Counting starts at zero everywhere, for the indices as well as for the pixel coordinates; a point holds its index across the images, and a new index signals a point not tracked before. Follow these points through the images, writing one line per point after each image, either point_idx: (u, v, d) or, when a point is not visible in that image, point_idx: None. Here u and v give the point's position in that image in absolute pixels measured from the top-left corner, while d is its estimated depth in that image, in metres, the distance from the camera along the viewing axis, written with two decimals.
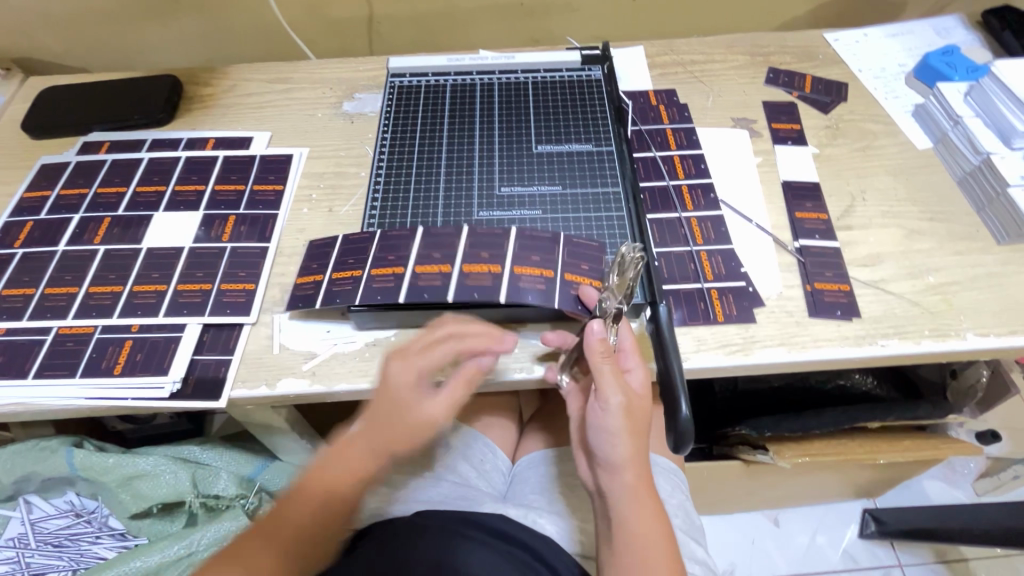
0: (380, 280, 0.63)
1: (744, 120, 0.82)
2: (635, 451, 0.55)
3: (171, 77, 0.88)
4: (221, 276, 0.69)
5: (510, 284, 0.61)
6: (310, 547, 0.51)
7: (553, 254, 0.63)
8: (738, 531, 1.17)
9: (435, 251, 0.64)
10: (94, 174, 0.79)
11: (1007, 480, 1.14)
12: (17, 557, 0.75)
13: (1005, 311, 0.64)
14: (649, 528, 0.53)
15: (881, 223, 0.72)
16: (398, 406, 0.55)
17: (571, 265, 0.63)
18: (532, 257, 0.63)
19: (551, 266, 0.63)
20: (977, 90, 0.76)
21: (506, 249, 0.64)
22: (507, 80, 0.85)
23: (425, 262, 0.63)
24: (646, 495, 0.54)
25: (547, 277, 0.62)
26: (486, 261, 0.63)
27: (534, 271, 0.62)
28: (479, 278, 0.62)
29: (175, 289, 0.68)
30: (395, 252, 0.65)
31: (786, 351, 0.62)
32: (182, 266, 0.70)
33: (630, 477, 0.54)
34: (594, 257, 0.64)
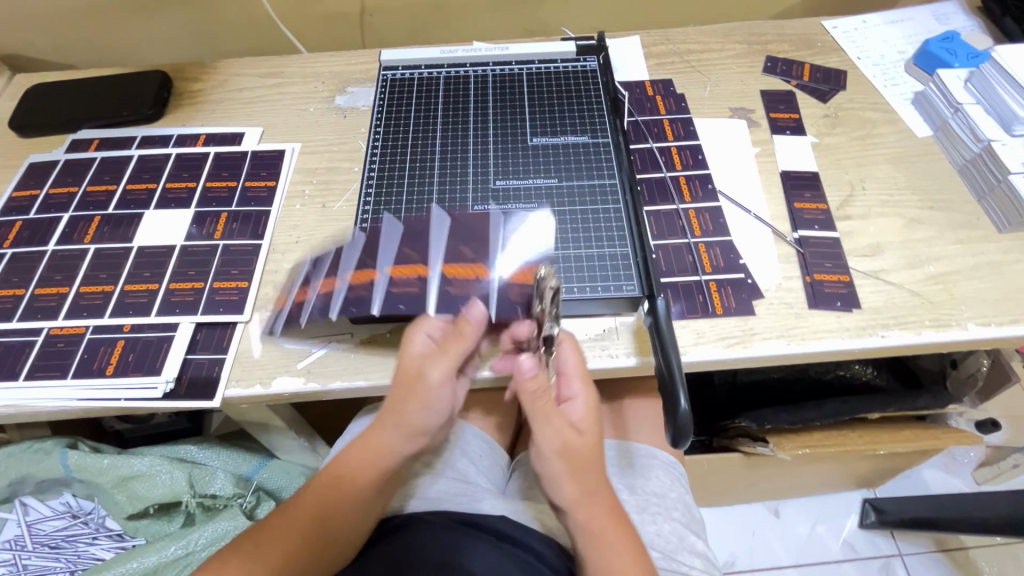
0: (317, 297, 0.63)
1: (742, 110, 0.81)
2: (586, 488, 0.54)
3: (160, 72, 0.86)
4: (214, 274, 0.68)
5: (441, 291, 0.61)
6: (317, 540, 0.55)
7: (485, 248, 0.64)
8: (738, 523, 1.17)
9: (368, 260, 0.64)
10: (83, 172, 0.78)
11: (1007, 469, 1.14)
12: (14, 559, 0.74)
13: (1006, 300, 0.64)
14: (615, 561, 0.52)
15: (881, 213, 0.71)
16: (405, 376, 0.57)
17: (504, 260, 0.63)
18: (465, 254, 0.64)
19: (482, 265, 0.63)
20: (978, 76, 0.75)
21: (438, 252, 0.64)
22: (502, 71, 0.83)
23: (356, 274, 0.63)
24: (607, 528, 0.53)
25: (480, 277, 0.62)
26: (417, 267, 0.63)
27: (466, 273, 0.62)
28: (408, 284, 0.62)
29: (166, 288, 0.67)
30: (331, 268, 0.65)
31: (786, 343, 0.62)
32: (174, 265, 0.69)
33: (585, 517, 0.54)
34: (533, 244, 0.65)
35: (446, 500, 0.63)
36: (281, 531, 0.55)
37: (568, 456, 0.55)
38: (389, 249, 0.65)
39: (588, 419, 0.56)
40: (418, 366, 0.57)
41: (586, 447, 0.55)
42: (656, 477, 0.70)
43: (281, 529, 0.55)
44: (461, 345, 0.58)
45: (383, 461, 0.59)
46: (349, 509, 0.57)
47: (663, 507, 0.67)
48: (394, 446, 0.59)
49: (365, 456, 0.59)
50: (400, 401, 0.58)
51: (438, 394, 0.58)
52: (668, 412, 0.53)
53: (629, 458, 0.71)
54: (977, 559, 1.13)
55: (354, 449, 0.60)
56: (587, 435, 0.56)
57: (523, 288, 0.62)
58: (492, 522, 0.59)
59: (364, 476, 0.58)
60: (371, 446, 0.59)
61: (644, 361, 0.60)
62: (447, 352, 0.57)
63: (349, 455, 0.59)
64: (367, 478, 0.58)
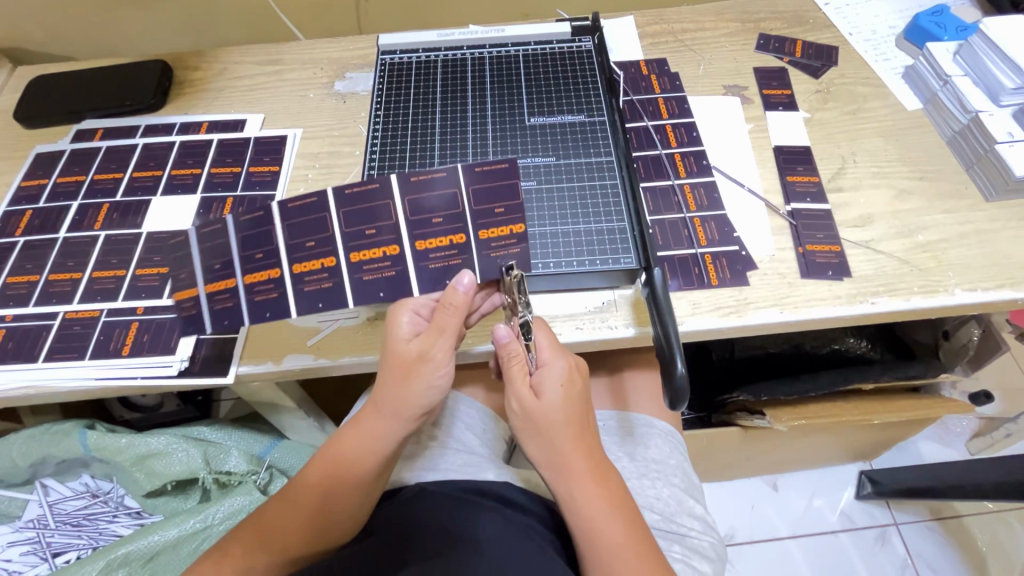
0: (259, 287, 0.61)
1: (735, 87, 0.83)
2: (549, 451, 0.56)
3: (161, 62, 0.87)
4: (241, 262, 0.61)
5: (418, 266, 0.60)
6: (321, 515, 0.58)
7: (455, 207, 0.60)
8: (737, 496, 1.20)
9: (308, 239, 0.60)
10: (90, 162, 0.79)
11: (1000, 439, 1.19)
12: (37, 537, 0.77)
13: (992, 266, 0.66)
14: (588, 515, 0.55)
15: (871, 184, 0.73)
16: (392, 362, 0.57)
17: (478, 215, 0.60)
18: (433, 219, 0.60)
19: (456, 227, 0.60)
20: (967, 49, 0.77)
21: (399, 219, 0.59)
22: (498, 54, 0.85)
23: (299, 258, 0.60)
24: (577, 487, 0.55)
25: (456, 242, 0.60)
26: (379, 241, 0.60)
27: (439, 241, 0.60)
28: (377, 264, 0.60)
29: (203, 290, 0.61)
30: (262, 251, 0.60)
31: (780, 312, 0.64)
32: (197, 256, 0.60)
33: (564, 475, 0.56)
34: (503, 192, 0.60)
35: (455, 470, 0.65)
36: (292, 507, 0.59)
37: (529, 425, 0.56)
38: (331, 225, 0.59)
39: (566, 388, 0.56)
40: (418, 351, 0.56)
41: (552, 412, 0.56)
42: (655, 444, 0.72)
43: (291, 507, 0.59)
44: (454, 320, 0.56)
45: (379, 443, 0.58)
46: (349, 492, 0.58)
47: (662, 473, 0.69)
48: (389, 429, 0.58)
49: (359, 438, 0.59)
50: (398, 390, 0.57)
51: (440, 374, 0.57)
52: (665, 377, 0.56)
53: (629, 427, 0.74)
54: (970, 526, 1.16)
55: (346, 431, 0.60)
56: (551, 400, 0.56)
57: (500, 241, 0.61)
58: (498, 488, 0.62)
59: (359, 457, 0.58)
60: (364, 427, 0.59)
61: (642, 332, 0.63)
62: (444, 333, 0.56)
63: (346, 436, 0.60)
64: (366, 458, 0.58)
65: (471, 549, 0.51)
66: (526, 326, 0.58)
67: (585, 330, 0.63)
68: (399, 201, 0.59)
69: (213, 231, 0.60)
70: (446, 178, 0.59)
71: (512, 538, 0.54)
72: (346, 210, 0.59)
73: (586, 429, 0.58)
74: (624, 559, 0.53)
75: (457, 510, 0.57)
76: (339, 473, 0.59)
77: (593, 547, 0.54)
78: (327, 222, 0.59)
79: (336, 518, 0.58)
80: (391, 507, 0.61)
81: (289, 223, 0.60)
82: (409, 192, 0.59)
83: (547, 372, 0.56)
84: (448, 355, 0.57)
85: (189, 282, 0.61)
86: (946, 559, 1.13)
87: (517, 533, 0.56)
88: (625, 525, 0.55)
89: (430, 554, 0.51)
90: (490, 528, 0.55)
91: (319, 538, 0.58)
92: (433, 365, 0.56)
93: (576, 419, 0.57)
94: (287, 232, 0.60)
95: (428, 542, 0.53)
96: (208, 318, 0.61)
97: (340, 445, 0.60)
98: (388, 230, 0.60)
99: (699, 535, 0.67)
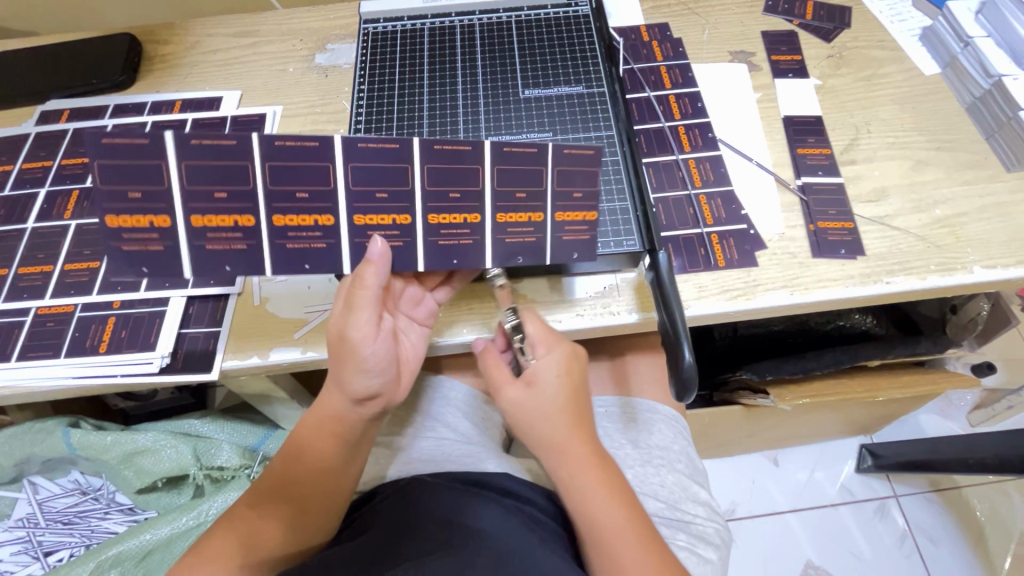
0: (299, 231, 0.52)
1: (742, 54, 0.78)
2: (546, 441, 0.53)
3: (128, 35, 0.81)
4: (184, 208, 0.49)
5: (495, 240, 0.55)
6: (301, 509, 0.55)
7: (540, 184, 0.52)
8: (739, 472, 1.20)
9: (377, 189, 0.51)
10: (57, 146, 0.74)
11: (1001, 411, 1.15)
12: (29, 536, 0.76)
13: (1012, 240, 0.63)
14: (588, 504, 0.52)
15: (886, 155, 0.69)
16: (335, 349, 0.53)
17: (501, 198, 0.53)
18: (516, 193, 0.52)
19: (537, 205, 0.53)
20: (990, 7, 0.73)
21: (484, 187, 0.52)
22: (488, 20, 0.79)
23: (363, 209, 0.51)
24: (577, 472, 0.52)
25: (534, 220, 0.54)
26: (461, 207, 0.53)
27: (518, 216, 0.54)
28: (454, 230, 0.54)
29: (185, 223, 0.50)
30: (309, 191, 0.50)
31: (789, 294, 0.61)
32: (179, 175, 0.47)
33: (568, 458, 0.53)
34: (589, 178, 0.52)
35: (450, 460, 0.63)
36: (269, 506, 0.56)
37: (521, 417, 0.54)
38: (410, 178, 0.50)
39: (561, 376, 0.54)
40: (339, 328, 0.52)
41: (546, 402, 0.54)
42: (658, 430, 0.70)
43: (274, 505, 0.55)
44: (367, 293, 0.51)
45: (341, 426, 0.57)
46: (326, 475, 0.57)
47: (666, 459, 0.67)
48: (339, 409, 0.56)
49: (321, 421, 0.57)
50: (335, 372, 0.54)
51: (366, 351, 0.52)
52: (671, 365, 0.53)
53: (632, 412, 0.71)
54: (970, 497, 1.16)
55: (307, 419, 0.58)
56: (544, 387, 0.54)
57: (574, 228, 0.55)
58: (494, 478, 0.60)
59: (328, 442, 0.57)
60: (321, 409, 0.57)
61: (646, 317, 0.60)
62: (356, 307, 0.51)
63: (310, 422, 0.58)
64: (331, 441, 0.57)
65: (472, 539, 0.48)
66: (519, 330, 0.56)
67: (586, 317, 0.61)
68: (488, 167, 0.51)
69: (230, 147, 0.47)
70: (536, 153, 0.50)
71: (512, 529, 0.52)
72: (430, 163, 0.50)
73: (586, 417, 0.55)
74: (623, 543, 0.50)
75: (452, 500, 0.55)
76: (315, 462, 0.57)
77: (594, 534, 0.51)
78: (406, 173, 0.50)
79: (318, 505, 0.56)
80: (386, 501, 0.58)
81: (356, 165, 0.49)
82: (498, 160, 0.50)
83: (543, 361, 0.54)
84: (372, 329, 0.52)
85: (163, 207, 0.49)
86: (946, 531, 1.13)
87: (517, 526, 0.53)
88: (626, 512, 0.51)
89: (429, 546, 0.48)
90: (491, 518, 0.52)
91: (303, 530, 0.55)
92: (355, 339, 0.52)
93: (575, 407, 0.54)
94: (351, 175, 0.50)
95: (425, 535, 0.50)
96: (186, 258, 0.52)
97: (306, 430, 0.58)
98: (472, 196, 0.52)
99: (705, 521, 0.65)
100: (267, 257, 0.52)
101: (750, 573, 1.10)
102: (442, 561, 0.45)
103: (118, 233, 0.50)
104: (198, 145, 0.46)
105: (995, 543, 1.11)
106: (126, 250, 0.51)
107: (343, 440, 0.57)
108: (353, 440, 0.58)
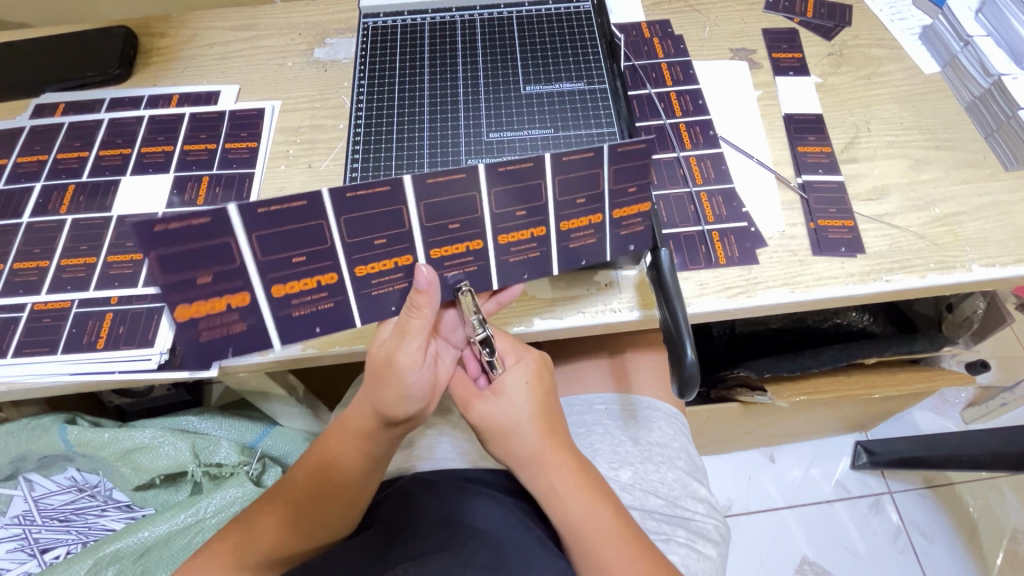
0: (380, 277, 0.52)
1: (744, 51, 0.78)
2: (516, 453, 0.52)
3: (124, 28, 0.80)
4: (258, 272, 0.48)
5: (559, 248, 0.55)
6: (306, 518, 0.54)
7: (598, 186, 0.51)
8: (737, 470, 1.20)
9: (449, 220, 0.50)
10: (52, 140, 0.74)
11: (995, 408, 1.18)
12: (24, 533, 0.75)
13: (1009, 239, 0.63)
14: (571, 511, 0.51)
15: (886, 154, 0.69)
16: (378, 374, 0.51)
17: (561, 207, 0.52)
18: (577, 199, 0.51)
19: (595, 208, 0.52)
20: (990, 6, 0.73)
21: (546, 200, 0.51)
22: (489, 16, 0.79)
23: (438, 242, 0.51)
24: (555, 483, 0.51)
25: (594, 223, 0.53)
26: (526, 223, 0.52)
27: (578, 221, 0.53)
28: (522, 246, 0.54)
29: (267, 295, 0.50)
30: (385, 236, 0.49)
31: (790, 292, 0.61)
32: (253, 248, 0.47)
33: (542, 468, 0.51)
34: (644, 171, 0.50)
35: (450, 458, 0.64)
36: (275, 505, 0.55)
37: (495, 431, 0.52)
38: (479, 205, 0.50)
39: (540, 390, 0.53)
40: (386, 351, 0.50)
41: (515, 412, 0.52)
42: (659, 428, 0.70)
43: (277, 501, 0.56)
44: (422, 323, 0.49)
45: (369, 442, 0.54)
46: (340, 490, 0.55)
47: (666, 457, 0.67)
48: (369, 427, 0.53)
49: (347, 434, 0.54)
50: (372, 392, 0.51)
51: (411, 377, 0.50)
52: (672, 362, 0.54)
53: (632, 410, 0.71)
54: (964, 494, 1.17)
55: (336, 432, 0.56)
56: (513, 398, 0.52)
57: (631, 222, 0.54)
58: (495, 479, 0.61)
59: (351, 454, 0.54)
60: (350, 422, 0.54)
61: (647, 315, 0.60)
62: (407, 333, 0.49)
63: (334, 436, 0.56)
64: (355, 460, 0.54)
65: (474, 538, 0.48)
66: (486, 343, 0.52)
67: (587, 315, 0.61)
68: (549, 180, 0.49)
69: (295, 211, 0.46)
70: (592, 156, 0.48)
71: (514, 527, 0.51)
72: (497, 187, 0.49)
73: (557, 421, 0.53)
74: (612, 549, 0.49)
75: (453, 498, 0.55)
76: (336, 470, 0.55)
77: (579, 540, 0.50)
78: (474, 201, 0.49)
79: (326, 513, 0.54)
80: (385, 502, 0.58)
81: (426, 202, 0.48)
82: (560, 172, 0.49)
83: (510, 371, 0.53)
84: (419, 356, 0.50)
85: (240, 285, 0.48)
86: (940, 527, 1.14)
87: (517, 524, 0.52)
88: (610, 515, 0.51)
89: (429, 545, 0.47)
90: (490, 518, 0.52)
91: (306, 536, 0.54)
92: (402, 365, 0.49)
93: (545, 415, 0.53)
94: (422, 213, 0.49)
95: (424, 533, 0.49)
96: (273, 328, 0.52)
97: (327, 443, 0.56)
98: (534, 211, 0.52)
99: (704, 518, 0.65)
100: (356, 309, 0.53)
101: (747, 570, 1.10)
102: (443, 560, 0.44)
103: (194, 323, 0.49)
104: (253, 217, 0.45)
105: (987, 539, 1.12)
106: (210, 337, 0.51)
107: (366, 461, 0.54)
108: (378, 462, 0.55)
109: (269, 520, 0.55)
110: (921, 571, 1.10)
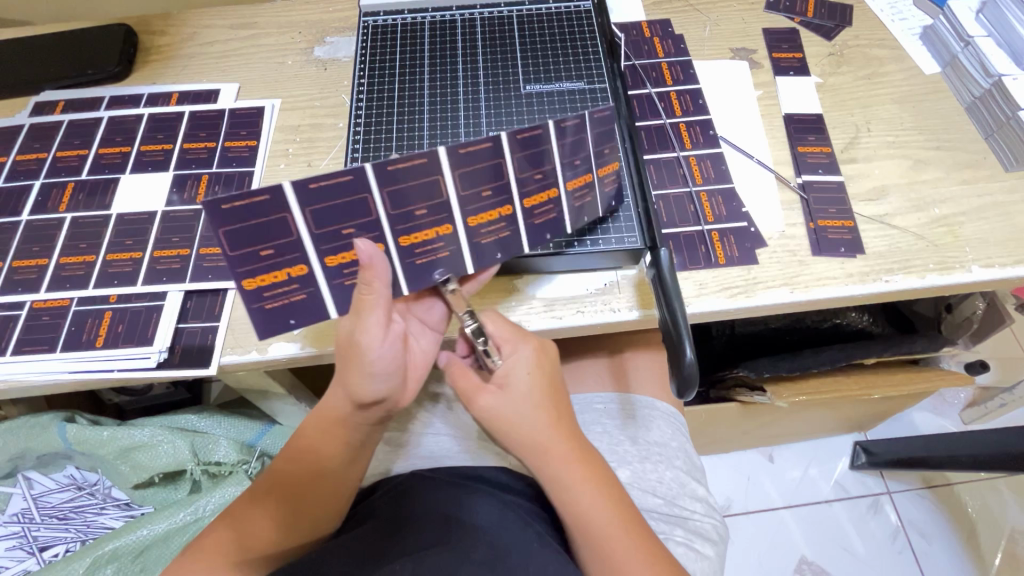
0: (424, 246, 0.53)
1: (744, 51, 0.78)
2: (521, 443, 0.50)
3: (124, 26, 0.80)
4: (313, 243, 0.49)
5: (570, 207, 0.58)
6: (295, 513, 0.54)
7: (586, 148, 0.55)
8: (735, 469, 1.20)
9: (481, 188, 0.52)
10: (51, 137, 0.74)
11: (994, 409, 1.17)
12: (23, 531, 0.76)
13: (1008, 239, 0.63)
14: (577, 502, 0.50)
15: (887, 154, 0.69)
16: (346, 355, 0.49)
17: (566, 169, 0.55)
18: (576, 160, 0.55)
19: (588, 167, 0.56)
20: (991, 7, 0.73)
21: (556, 162, 0.54)
22: (490, 14, 0.78)
23: (474, 210, 0.53)
24: (561, 473, 0.50)
25: (587, 181, 0.57)
26: (543, 186, 0.55)
27: (578, 180, 0.57)
28: (544, 208, 0.56)
29: (323, 265, 0.50)
30: (425, 206, 0.51)
31: (790, 292, 0.61)
32: (306, 221, 0.47)
33: (549, 459, 0.50)
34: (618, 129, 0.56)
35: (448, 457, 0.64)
36: (262, 502, 0.55)
37: (498, 420, 0.51)
38: (505, 171, 0.52)
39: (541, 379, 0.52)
40: (347, 331, 0.49)
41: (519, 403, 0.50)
42: (657, 427, 0.70)
43: (265, 499, 0.55)
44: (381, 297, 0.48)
45: (345, 430, 0.53)
46: (325, 481, 0.55)
47: (665, 456, 0.67)
48: (344, 414, 0.53)
49: (325, 423, 0.54)
50: (342, 375, 0.50)
51: (375, 355, 0.48)
52: (672, 361, 0.53)
53: (630, 409, 0.71)
54: (962, 494, 1.17)
55: (314, 423, 0.55)
56: (518, 389, 0.51)
57: (611, 178, 0.60)
58: (493, 475, 0.61)
59: (331, 444, 0.54)
60: (325, 410, 0.54)
61: (646, 314, 0.60)
62: (365, 311, 0.47)
63: (311, 426, 0.55)
64: (335, 449, 0.54)
65: (471, 534, 0.48)
66: (479, 332, 0.53)
67: (586, 314, 0.61)
68: (555, 144, 0.52)
69: (342, 186, 0.46)
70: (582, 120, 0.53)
71: (512, 523, 0.51)
72: (518, 153, 0.51)
73: (564, 411, 0.52)
74: (616, 539, 0.49)
75: (451, 494, 0.55)
76: (313, 461, 0.55)
77: (583, 530, 0.50)
78: (500, 168, 0.51)
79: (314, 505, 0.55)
80: (382, 499, 0.58)
81: (461, 171, 0.50)
82: (562, 136, 0.52)
83: (512, 360, 0.52)
84: (383, 334, 0.48)
85: (297, 256, 0.49)
86: (938, 527, 1.14)
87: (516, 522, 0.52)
88: (612, 508, 0.51)
89: (426, 541, 0.47)
90: (489, 514, 0.52)
91: (298, 530, 0.54)
92: (364, 344, 0.48)
93: (552, 403, 0.52)
94: (458, 182, 0.50)
95: (422, 529, 0.49)
96: (329, 298, 0.53)
97: (305, 435, 0.55)
98: (548, 173, 0.54)
99: (702, 517, 0.65)
100: (402, 278, 0.54)
101: (745, 570, 1.11)
102: (441, 556, 0.45)
103: (258, 294, 0.50)
104: (306, 191, 0.46)
105: (985, 540, 1.13)
106: (272, 308, 0.51)
107: (347, 448, 0.55)
108: (358, 448, 0.55)
109: (257, 517, 0.54)
110: (919, 571, 1.10)
